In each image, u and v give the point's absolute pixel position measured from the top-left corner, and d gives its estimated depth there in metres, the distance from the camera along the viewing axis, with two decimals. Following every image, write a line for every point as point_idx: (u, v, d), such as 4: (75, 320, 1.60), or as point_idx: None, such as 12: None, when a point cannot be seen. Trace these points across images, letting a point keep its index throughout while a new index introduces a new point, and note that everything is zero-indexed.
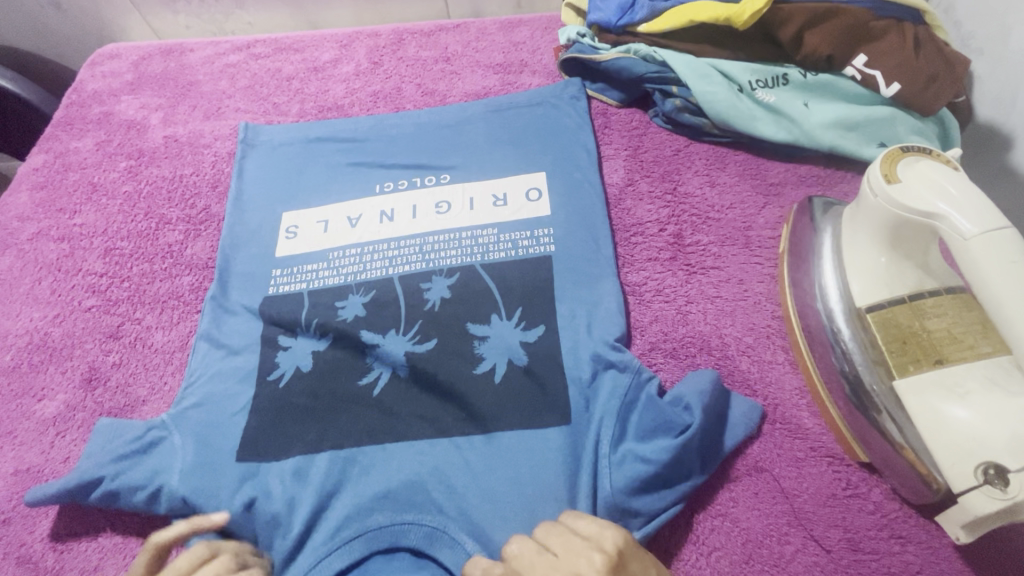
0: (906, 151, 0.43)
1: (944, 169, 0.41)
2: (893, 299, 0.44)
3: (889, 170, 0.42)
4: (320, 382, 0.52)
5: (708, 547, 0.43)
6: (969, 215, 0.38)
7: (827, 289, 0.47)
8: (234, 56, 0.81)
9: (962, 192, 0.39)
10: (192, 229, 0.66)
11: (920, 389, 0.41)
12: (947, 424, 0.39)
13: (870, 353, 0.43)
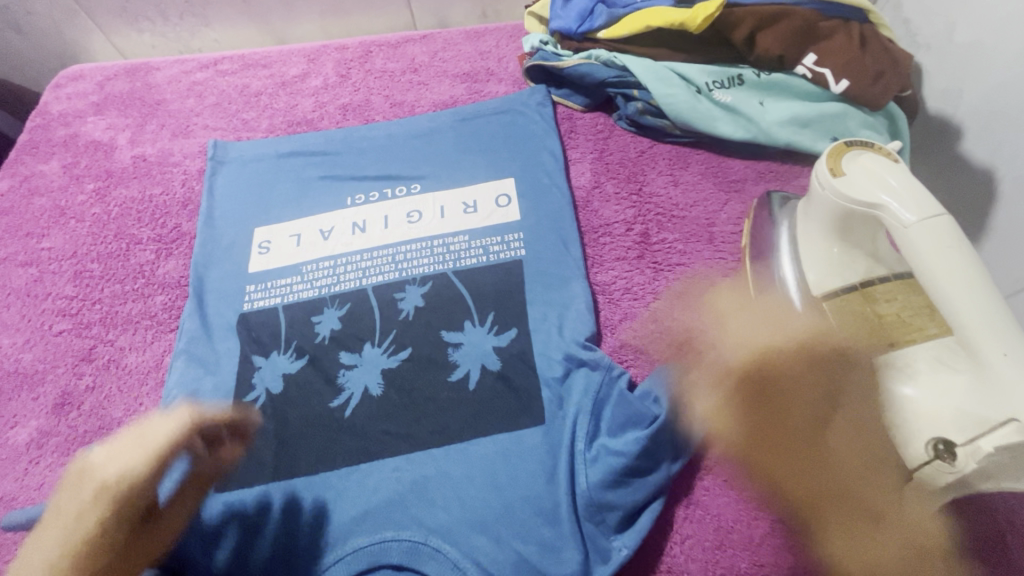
0: (852, 145, 0.45)
1: (885, 162, 0.43)
2: (846, 287, 0.46)
3: (836, 164, 0.44)
4: (299, 397, 0.53)
5: (681, 536, 0.44)
6: (908, 205, 0.40)
7: (787, 283, 0.49)
8: (201, 74, 0.80)
9: (902, 183, 0.42)
10: (163, 248, 0.65)
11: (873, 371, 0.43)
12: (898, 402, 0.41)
13: (830, 340, 0.45)
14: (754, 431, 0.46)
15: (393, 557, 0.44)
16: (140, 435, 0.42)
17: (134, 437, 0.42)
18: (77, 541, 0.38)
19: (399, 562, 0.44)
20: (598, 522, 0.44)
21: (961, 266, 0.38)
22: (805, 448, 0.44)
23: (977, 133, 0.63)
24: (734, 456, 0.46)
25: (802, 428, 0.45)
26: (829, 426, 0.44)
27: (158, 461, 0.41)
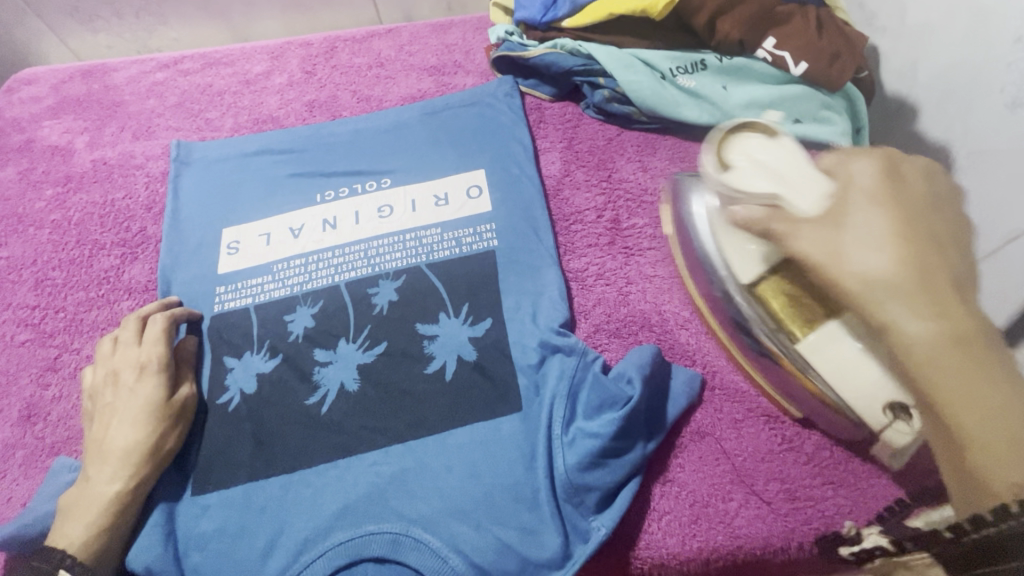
0: (729, 135, 0.45)
1: (770, 148, 0.43)
2: (770, 266, 0.44)
3: (717, 161, 0.44)
4: (273, 397, 0.52)
5: (659, 513, 0.45)
6: (801, 192, 0.40)
7: (716, 275, 0.47)
8: (161, 73, 0.78)
9: (791, 170, 0.41)
10: (128, 252, 0.64)
11: (818, 346, 0.42)
12: (847, 371, 0.41)
13: (772, 329, 0.45)
14: (862, 193, 0.39)
15: (375, 549, 0.44)
16: (134, 334, 0.53)
17: (123, 339, 0.53)
18: (140, 396, 0.49)
19: (380, 556, 0.44)
20: (577, 503, 0.45)
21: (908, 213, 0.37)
22: (950, 274, 0.35)
23: (932, 112, 0.65)
24: (881, 275, 0.36)
25: (907, 230, 0.37)
26: (948, 238, 0.37)
27: (161, 335, 0.52)
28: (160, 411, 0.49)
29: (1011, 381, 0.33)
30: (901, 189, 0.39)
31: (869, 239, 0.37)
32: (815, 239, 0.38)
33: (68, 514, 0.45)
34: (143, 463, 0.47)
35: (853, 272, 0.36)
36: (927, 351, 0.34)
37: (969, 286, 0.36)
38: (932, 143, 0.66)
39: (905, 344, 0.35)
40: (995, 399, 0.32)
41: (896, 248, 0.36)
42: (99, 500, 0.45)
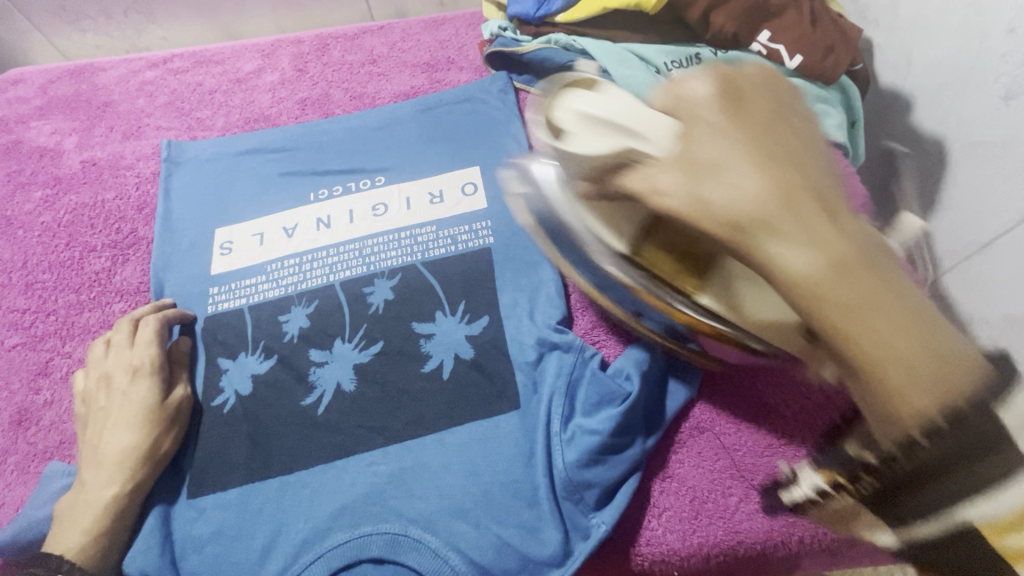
0: (564, 91, 0.39)
1: (594, 101, 0.37)
2: (640, 226, 0.39)
3: (557, 123, 0.38)
4: (268, 398, 0.51)
5: (659, 509, 0.45)
6: (645, 134, 0.34)
7: (596, 254, 0.42)
8: (150, 72, 0.77)
9: (625, 115, 0.35)
10: (119, 254, 0.63)
11: (719, 292, 0.37)
12: (751, 310, 0.37)
13: (663, 295, 0.39)
14: (702, 118, 0.33)
15: (373, 550, 0.44)
16: (127, 337, 0.53)
17: (116, 342, 0.52)
18: (133, 400, 0.49)
19: (379, 556, 0.44)
20: (577, 501, 0.45)
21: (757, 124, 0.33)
22: (806, 184, 0.31)
23: (927, 104, 0.65)
24: (764, 206, 0.30)
25: (757, 142, 0.32)
26: (802, 143, 0.33)
27: (153, 337, 0.52)
28: (154, 414, 0.49)
29: (901, 291, 0.29)
30: (734, 101, 0.34)
31: (737, 171, 0.31)
32: (689, 182, 0.32)
33: (66, 519, 0.45)
34: (139, 465, 0.47)
35: (738, 212, 0.30)
36: (836, 285, 0.29)
37: (834, 198, 0.32)
38: (927, 136, 0.66)
39: (805, 285, 0.29)
40: (901, 312, 0.29)
41: (764, 169, 0.31)
42: (95, 505, 0.45)
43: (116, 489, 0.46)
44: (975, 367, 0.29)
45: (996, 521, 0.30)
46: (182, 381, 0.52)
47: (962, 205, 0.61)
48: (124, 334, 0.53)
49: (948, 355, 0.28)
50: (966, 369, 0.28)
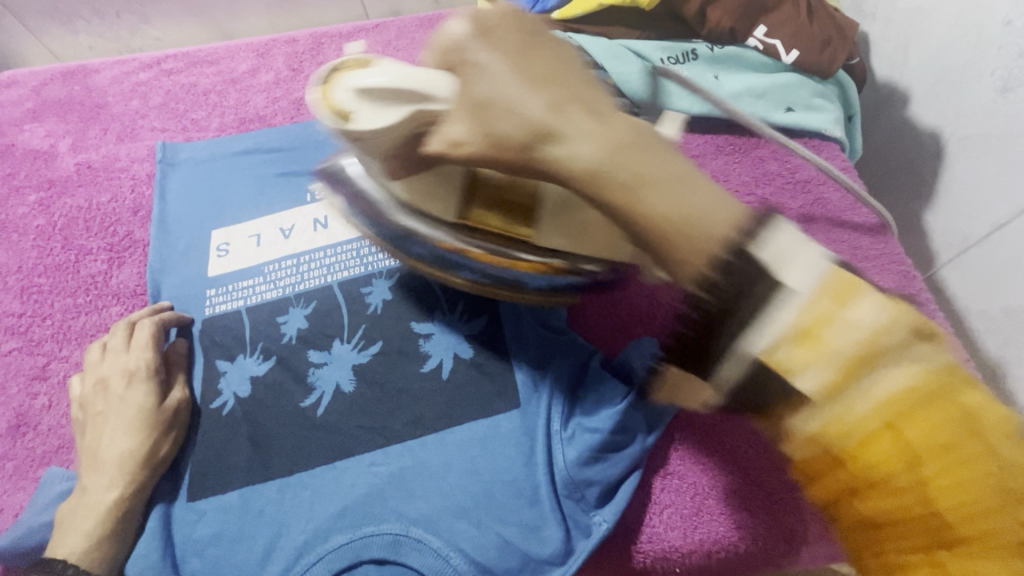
0: (326, 87, 0.39)
1: (367, 76, 0.38)
2: (462, 192, 0.43)
3: (347, 114, 0.38)
4: (266, 400, 0.51)
5: (660, 506, 0.46)
6: (426, 87, 0.36)
7: (431, 239, 0.45)
8: (144, 73, 0.77)
9: (402, 77, 0.37)
10: (115, 257, 0.63)
11: (552, 227, 0.42)
12: (578, 227, 0.42)
13: (503, 250, 0.44)
14: (472, 57, 0.36)
15: (374, 551, 0.44)
16: (123, 341, 0.52)
17: (111, 346, 0.52)
18: (131, 404, 0.48)
19: (380, 557, 0.44)
20: (577, 499, 0.45)
21: (533, 51, 0.35)
22: (569, 93, 0.34)
23: (923, 97, 0.65)
24: (539, 126, 0.33)
25: (531, 63, 0.35)
26: (568, 60, 0.36)
27: (149, 341, 0.52)
28: (153, 418, 0.48)
29: (667, 160, 0.32)
30: (490, 32, 0.36)
31: (507, 100, 0.33)
32: (481, 125, 0.34)
33: (67, 525, 0.45)
34: (137, 469, 0.47)
35: (524, 142, 0.33)
36: (609, 179, 0.32)
37: (602, 102, 0.35)
38: (923, 130, 0.66)
39: (590, 188, 0.32)
40: (665, 176, 0.31)
41: (528, 89, 0.34)
42: (95, 509, 0.45)
43: (117, 493, 0.46)
44: (740, 214, 0.31)
45: (771, 346, 0.29)
46: (179, 384, 0.52)
47: (961, 200, 0.62)
48: (120, 338, 0.53)
49: (717, 201, 0.31)
50: (733, 210, 0.31)
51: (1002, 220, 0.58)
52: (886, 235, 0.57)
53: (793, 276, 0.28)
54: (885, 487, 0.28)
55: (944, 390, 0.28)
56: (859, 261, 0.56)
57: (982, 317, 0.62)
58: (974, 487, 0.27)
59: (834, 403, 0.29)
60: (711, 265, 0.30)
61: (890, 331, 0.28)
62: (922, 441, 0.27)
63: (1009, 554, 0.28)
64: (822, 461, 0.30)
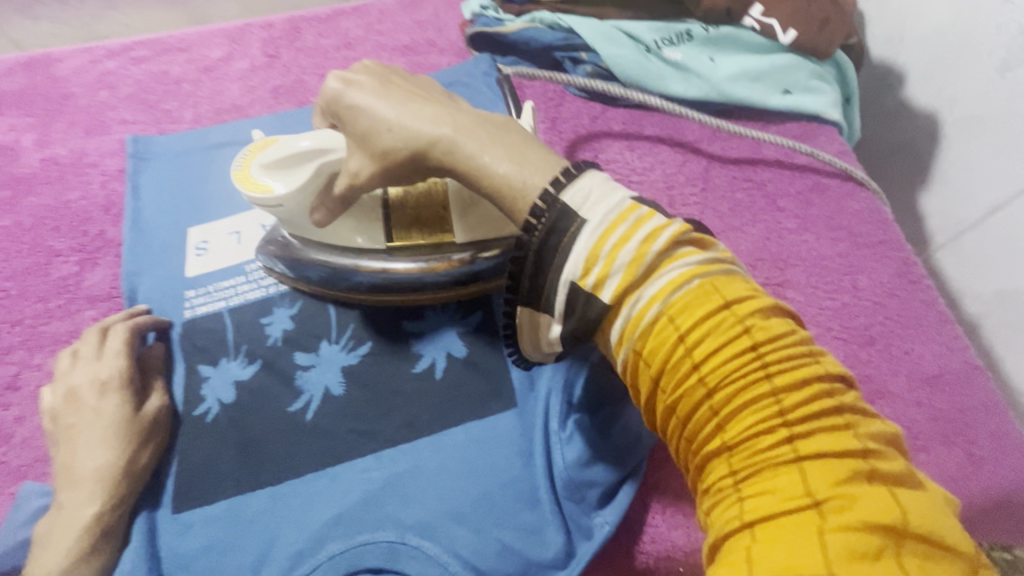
0: (244, 169, 0.46)
1: (282, 166, 0.44)
2: (386, 219, 0.48)
3: (264, 186, 0.44)
4: (251, 407, 0.49)
5: (661, 504, 0.45)
6: (324, 144, 0.43)
7: (373, 267, 0.49)
8: (111, 62, 0.73)
9: (306, 149, 0.43)
10: (87, 258, 0.60)
11: (463, 224, 0.47)
12: (480, 213, 0.47)
13: (437, 257, 0.48)
14: (340, 99, 0.42)
15: (372, 559, 0.42)
16: (94, 348, 0.49)
17: (80, 353, 0.49)
18: (104, 417, 0.45)
19: (377, 566, 0.42)
20: (578, 500, 0.44)
21: (385, 84, 0.42)
22: (421, 105, 0.40)
23: (919, 79, 0.64)
24: (411, 136, 0.39)
25: (387, 91, 0.41)
26: (416, 87, 0.43)
27: (122, 348, 0.49)
28: (130, 429, 0.46)
29: (503, 134, 0.39)
30: (357, 74, 0.43)
31: (381, 120, 0.40)
32: (371, 148, 0.40)
33: (46, 542, 0.42)
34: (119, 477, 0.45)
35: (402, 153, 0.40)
36: (465, 161, 0.38)
37: (446, 104, 0.41)
38: (919, 111, 0.65)
39: (460, 177, 0.39)
40: (499, 144, 0.38)
41: (396, 105, 0.40)
42: (75, 525, 0.42)
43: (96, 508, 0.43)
44: (551, 165, 0.37)
45: (581, 273, 0.33)
46: (151, 388, 0.49)
47: (959, 181, 0.61)
48: (87, 345, 0.49)
49: (540, 155, 0.38)
50: (547, 160, 0.37)
51: (998, 201, 0.57)
52: (884, 220, 0.56)
53: (588, 211, 0.34)
54: (682, 387, 0.31)
55: (720, 290, 0.31)
56: (858, 247, 0.54)
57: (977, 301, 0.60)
58: (748, 377, 0.29)
59: (630, 307, 0.33)
60: (527, 225, 0.35)
61: (665, 241, 0.32)
62: (699, 334, 0.30)
63: (807, 452, 0.27)
64: (640, 372, 0.33)
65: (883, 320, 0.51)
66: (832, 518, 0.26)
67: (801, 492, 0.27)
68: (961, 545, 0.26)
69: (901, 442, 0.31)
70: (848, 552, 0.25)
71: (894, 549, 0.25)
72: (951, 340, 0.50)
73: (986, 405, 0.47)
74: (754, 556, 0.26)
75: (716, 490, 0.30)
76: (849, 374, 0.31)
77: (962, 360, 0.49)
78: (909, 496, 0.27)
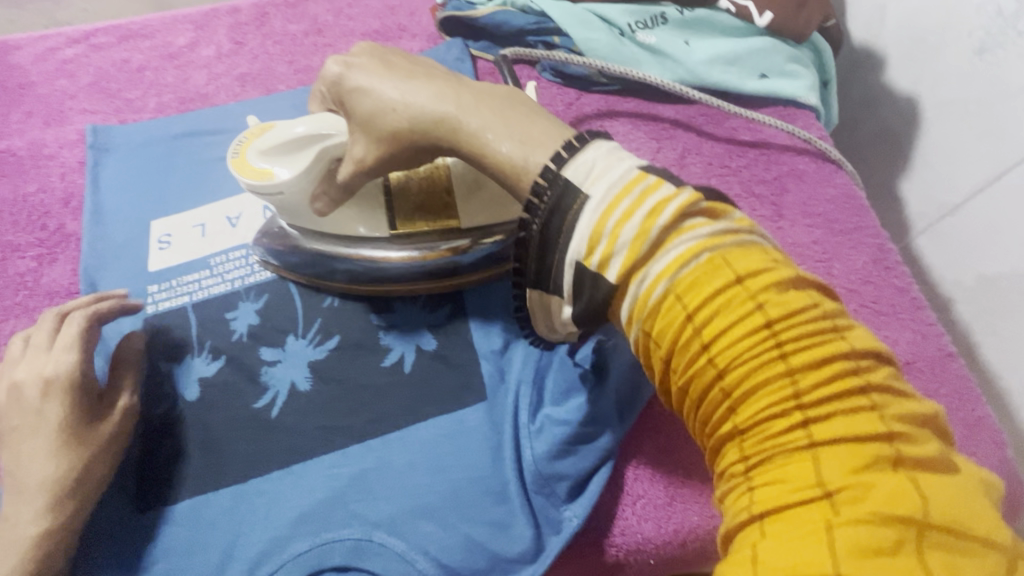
0: (240, 155, 0.44)
1: (279, 149, 0.43)
2: (387, 206, 0.47)
3: (262, 173, 0.43)
4: (215, 404, 0.48)
5: (634, 497, 0.45)
6: (322, 126, 0.42)
7: (376, 256, 0.48)
8: (70, 50, 0.70)
9: (305, 132, 0.42)
10: (46, 253, 0.58)
11: (467, 208, 0.46)
12: (485, 197, 0.46)
13: (437, 245, 0.48)
14: (341, 84, 0.41)
15: (336, 557, 0.41)
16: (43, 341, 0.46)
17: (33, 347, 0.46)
18: (48, 424, 0.43)
19: (341, 563, 0.41)
20: (548, 494, 0.43)
21: (386, 64, 0.40)
22: (424, 84, 0.38)
23: (900, 62, 0.64)
24: (416, 116, 0.37)
25: (388, 71, 0.40)
26: (418, 63, 0.41)
27: (71, 343, 0.46)
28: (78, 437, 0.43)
29: (511, 107, 0.36)
30: (357, 56, 0.41)
31: (383, 101, 0.38)
32: (374, 131, 0.39)
33: None
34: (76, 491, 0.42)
35: (407, 136, 0.38)
36: (470, 139, 0.36)
37: (451, 80, 0.39)
38: (900, 95, 0.64)
39: (467, 158, 0.37)
40: (505, 119, 0.36)
41: (398, 84, 0.38)
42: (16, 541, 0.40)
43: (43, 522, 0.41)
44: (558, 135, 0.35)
45: (586, 252, 0.32)
46: (122, 389, 0.47)
47: (939, 166, 0.60)
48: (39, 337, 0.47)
49: (546, 126, 0.35)
50: (557, 130, 0.35)
51: (980, 184, 0.56)
52: (861, 206, 0.55)
53: (598, 188, 0.32)
54: (691, 369, 0.29)
55: (731, 263, 0.29)
56: (833, 234, 0.54)
57: (956, 287, 0.60)
58: (761, 358, 0.27)
59: (637, 286, 0.31)
60: (530, 206, 0.33)
61: (672, 214, 0.30)
62: (708, 312, 0.29)
63: (823, 438, 0.26)
64: (651, 352, 0.32)
65: (858, 307, 0.51)
66: (845, 510, 0.24)
67: (813, 482, 0.25)
68: (998, 538, 0.24)
69: (937, 421, 0.28)
70: (859, 547, 0.23)
71: (913, 544, 0.23)
72: (925, 327, 0.49)
73: (960, 391, 0.47)
74: (761, 551, 0.25)
75: (730, 476, 0.29)
76: (878, 349, 0.28)
77: (935, 348, 0.49)
78: (935, 484, 0.25)
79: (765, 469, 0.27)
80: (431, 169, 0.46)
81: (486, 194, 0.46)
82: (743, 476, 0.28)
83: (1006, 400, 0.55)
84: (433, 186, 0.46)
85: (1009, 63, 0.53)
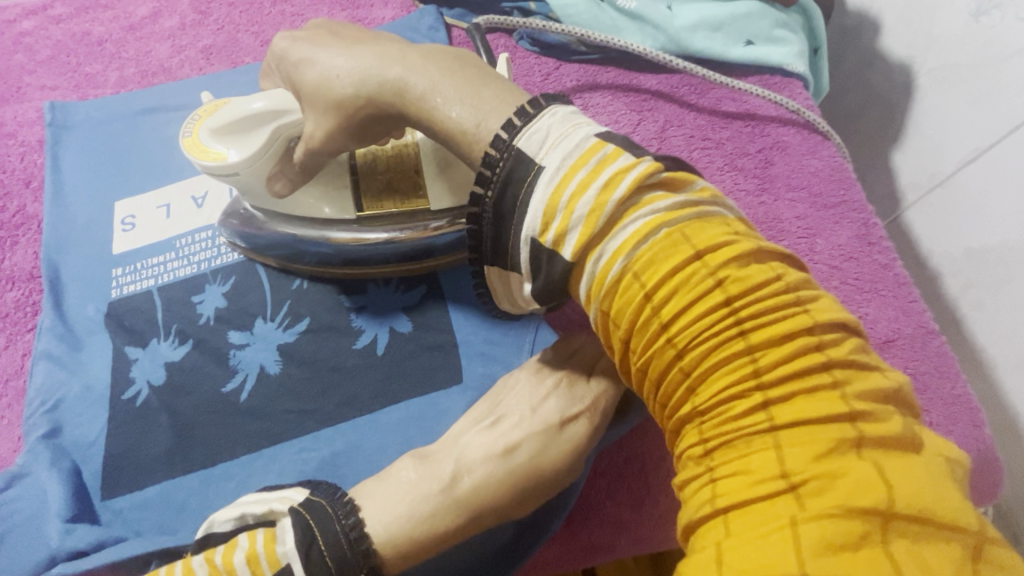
0: (193, 135, 0.42)
1: (235, 129, 0.40)
2: (354, 184, 0.45)
3: (215, 154, 0.41)
4: (182, 390, 0.47)
5: (606, 478, 0.45)
6: (276, 104, 0.40)
7: (346, 238, 0.46)
8: (28, 22, 0.67)
9: (261, 110, 0.40)
10: (7, 236, 0.57)
11: (436, 189, 0.44)
12: (456, 176, 0.44)
13: (412, 225, 0.45)
14: (286, 55, 0.39)
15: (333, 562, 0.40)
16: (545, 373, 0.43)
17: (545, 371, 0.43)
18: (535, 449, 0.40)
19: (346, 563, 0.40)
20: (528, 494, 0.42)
21: (334, 36, 0.39)
22: (369, 51, 0.37)
23: (894, 27, 0.61)
24: (362, 83, 0.36)
25: (335, 40, 0.38)
26: (368, 33, 0.40)
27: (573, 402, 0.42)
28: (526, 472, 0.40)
29: (459, 70, 0.35)
30: (306, 32, 0.40)
31: (330, 69, 0.36)
32: (324, 102, 0.37)
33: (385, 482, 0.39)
34: (543, 434, 0.41)
35: (355, 105, 0.36)
36: (418, 104, 0.35)
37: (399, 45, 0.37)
38: (894, 62, 0.61)
39: (420, 123, 0.36)
40: (454, 84, 0.34)
41: (348, 52, 0.37)
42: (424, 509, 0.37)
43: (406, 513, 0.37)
44: (509, 96, 0.34)
45: (541, 229, 0.30)
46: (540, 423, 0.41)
47: (932, 135, 0.58)
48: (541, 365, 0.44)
49: (497, 89, 0.34)
50: (508, 91, 0.34)
51: (974, 154, 0.54)
52: (846, 178, 0.53)
53: (551, 159, 0.31)
54: (650, 350, 0.28)
55: (690, 238, 0.28)
56: (817, 208, 0.52)
57: (944, 260, 0.58)
58: (719, 337, 0.27)
59: (594, 264, 0.30)
60: (482, 178, 0.32)
61: (627, 188, 0.29)
62: (666, 291, 0.28)
63: (784, 420, 0.25)
64: (610, 332, 0.30)
65: (838, 284, 0.49)
66: (809, 503, 0.23)
67: (776, 473, 0.24)
68: (968, 521, 0.23)
69: (904, 395, 0.27)
70: (823, 542, 0.22)
71: (880, 535, 0.22)
72: (907, 303, 0.48)
73: (940, 369, 0.46)
74: (726, 551, 0.23)
75: (691, 463, 0.28)
76: (841, 320, 0.27)
77: (916, 325, 0.47)
78: (901, 466, 0.23)
79: (727, 455, 0.26)
80: (399, 146, 0.45)
81: (455, 175, 0.44)
82: (704, 465, 0.27)
83: (989, 377, 0.54)
84: (400, 164, 0.44)
85: (1006, 25, 0.50)
